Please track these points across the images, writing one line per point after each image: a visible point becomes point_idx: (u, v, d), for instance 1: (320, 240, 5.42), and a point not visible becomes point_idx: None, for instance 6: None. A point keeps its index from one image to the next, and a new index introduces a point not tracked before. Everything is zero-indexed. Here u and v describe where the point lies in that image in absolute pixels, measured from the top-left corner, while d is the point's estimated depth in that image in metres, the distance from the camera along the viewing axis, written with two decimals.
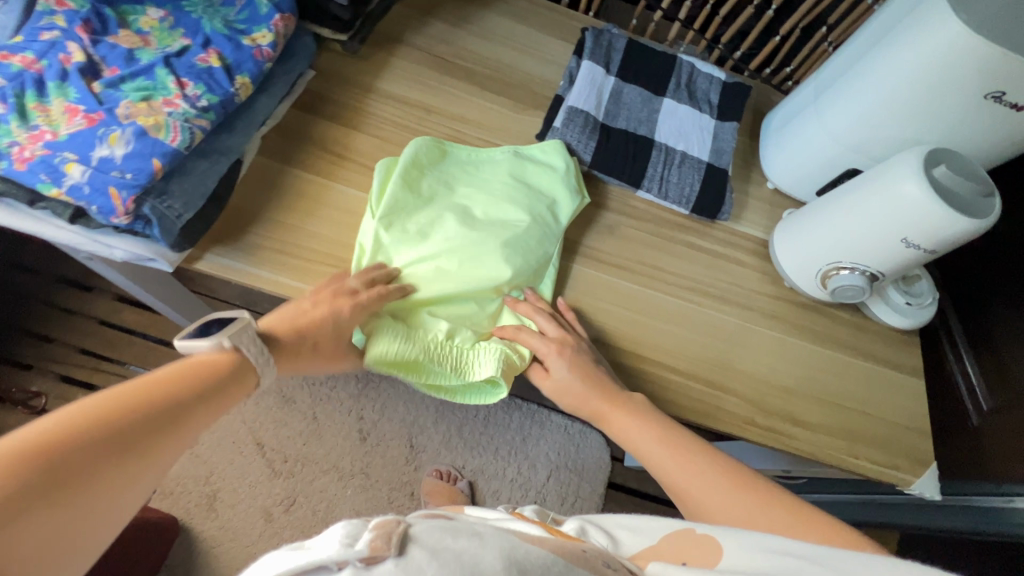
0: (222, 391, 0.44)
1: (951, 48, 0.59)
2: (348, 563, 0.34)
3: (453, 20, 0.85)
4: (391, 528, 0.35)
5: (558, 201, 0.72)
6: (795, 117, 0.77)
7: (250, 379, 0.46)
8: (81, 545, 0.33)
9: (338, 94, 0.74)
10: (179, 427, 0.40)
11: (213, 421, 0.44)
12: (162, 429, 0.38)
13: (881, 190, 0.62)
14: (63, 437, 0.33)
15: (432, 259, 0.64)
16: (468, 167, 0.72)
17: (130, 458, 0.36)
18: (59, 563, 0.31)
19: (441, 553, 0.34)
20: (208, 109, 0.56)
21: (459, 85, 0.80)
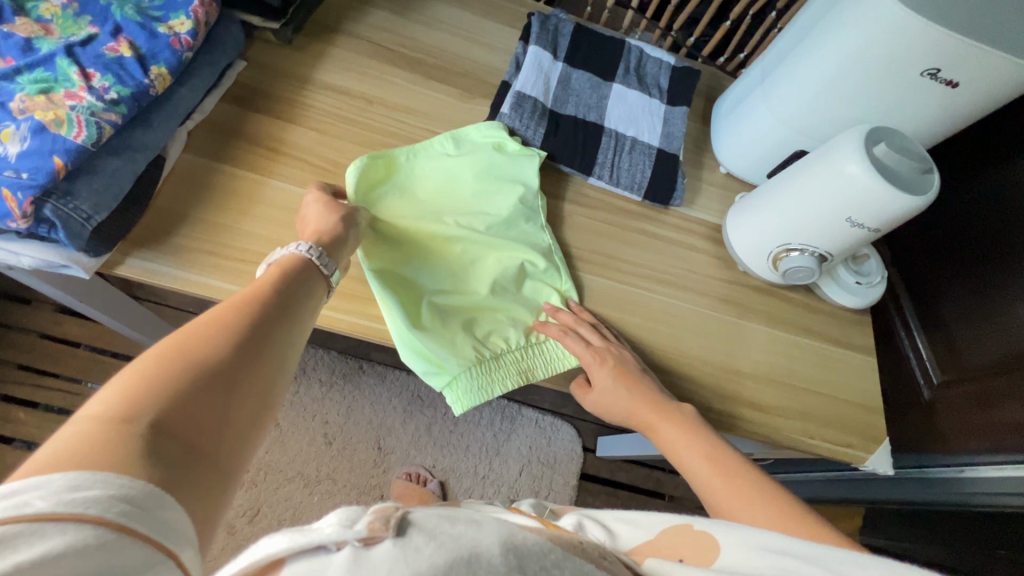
0: (302, 295, 0.48)
1: (885, 26, 0.59)
2: (347, 543, 0.33)
3: (395, 8, 0.82)
4: (391, 512, 0.35)
5: (519, 170, 0.71)
6: (743, 100, 0.77)
7: (317, 275, 0.51)
8: (243, 433, 0.36)
9: (272, 85, 0.71)
10: (279, 321, 0.43)
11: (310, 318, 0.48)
12: (267, 325, 0.42)
13: (827, 169, 0.62)
14: (187, 345, 0.37)
15: (448, 271, 0.65)
16: (437, 166, 0.69)
17: (252, 360, 0.39)
18: (229, 445, 0.35)
19: (439, 535, 0.33)
20: (118, 102, 0.52)
21: (403, 76, 0.77)
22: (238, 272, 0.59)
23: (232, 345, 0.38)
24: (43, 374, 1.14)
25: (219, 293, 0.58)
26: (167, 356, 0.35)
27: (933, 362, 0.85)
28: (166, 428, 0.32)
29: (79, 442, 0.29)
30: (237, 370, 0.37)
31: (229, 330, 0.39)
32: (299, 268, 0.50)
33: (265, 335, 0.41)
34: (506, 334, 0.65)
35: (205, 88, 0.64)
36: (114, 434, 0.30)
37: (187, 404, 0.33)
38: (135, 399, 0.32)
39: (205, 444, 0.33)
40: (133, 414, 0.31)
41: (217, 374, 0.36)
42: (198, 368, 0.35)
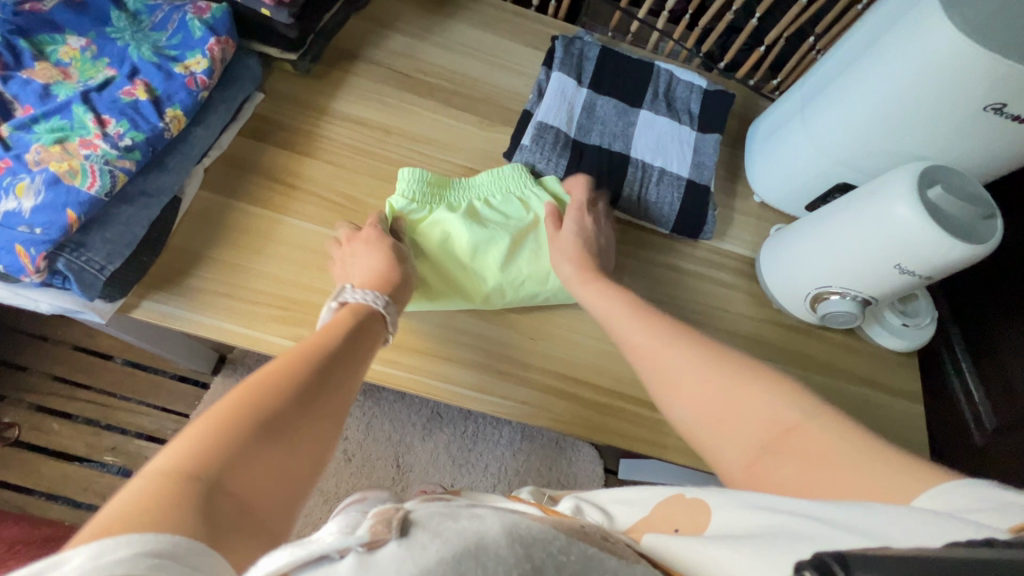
0: (367, 340, 0.49)
1: (941, 57, 0.54)
2: (350, 550, 0.30)
3: (414, 31, 0.80)
4: (392, 513, 0.33)
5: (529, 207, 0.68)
6: (781, 128, 0.72)
7: (383, 322, 0.53)
8: (303, 485, 0.36)
9: (289, 117, 0.69)
10: (347, 364, 0.45)
11: (371, 358, 0.49)
12: (337, 369, 0.43)
13: (873, 211, 0.57)
14: (260, 393, 0.37)
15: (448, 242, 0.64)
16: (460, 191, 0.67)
17: (316, 403, 0.40)
18: (285, 501, 0.34)
19: (443, 531, 0.31)
20: (133, 148, 0.51)
21: (422, 104, 0.75)
22: (251, 315, 0.58)
23: (302, 386, 0.40)
24: (76, 385, 1.17)
25: (233, 337, 0.57)
26: (230, 412, 0.35)
27: (984, 406, 0.78)
28: (224, 487, 0.31)
29: (145, 495, 0.28)
30: (299, 428, 0.37)
31: (293, 385, 0.39)
32: (364, 315, 0.51)
33: (326, 392, 0.41)
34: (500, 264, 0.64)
35: (222, 126, 0.63)
36: (177, 489, 0.29)
37: (254, 455, 0.33)
38: (199, 454, 0.32)
39: (253, 505, 0.32)
40: (198, 470, 0.31)
41: (284, 425, 0.36)
42: (269, 415, 0.36)
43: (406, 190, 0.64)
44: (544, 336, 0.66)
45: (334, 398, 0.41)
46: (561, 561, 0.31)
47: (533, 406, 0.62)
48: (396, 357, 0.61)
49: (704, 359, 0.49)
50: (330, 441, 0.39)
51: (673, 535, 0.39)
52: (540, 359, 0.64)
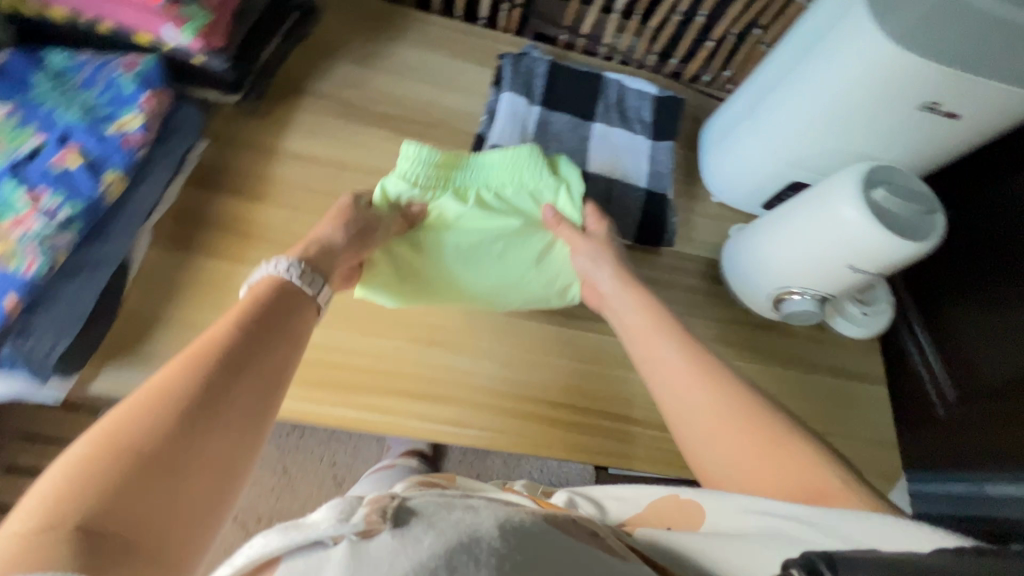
0: (285, 322, 0.44)
1: (874, 62, 0.55)
2: (344, 537, 0.32)
3: (359, 58, 0.78)
4: (386, 502, 0.34)
5: (540, 197, 0.65)
6: (731, 131, 0.73)
7: (304, 298, 0.47)
8: (201, 504, 0.33)
9: (237, 161, 0.68)
10: (255, 358, 0.40)
11: (296, 341, 0.44)
12: (241, 365, 0.39)
13: (823, 214, 0.59)
14: (137, 412, 0.34)
15: (448, 236, 0.63)
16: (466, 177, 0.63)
17: (211, 411, 0.36)
18: (178, 528, 0.32)
19: (437, 523, 0.33)
20: (70, 221, 0.50)
21: (373, 135, 0.74)
22: None
23: (192, 396, 0.36)
24: None
25: None
26: (101, 444, 0.32)
27: (945, 378, 0.81)
28: (90, 532, 0.28)
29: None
30: (198, 441, 0.34)
31: (181, 394, 0.35)
32: (280, 294, 0.46)
33: (227, 395, 0.37)
34: (499, 267, 0.63)
35: (166, 180, 0.61)
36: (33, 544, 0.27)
37: (126, 492, 0.30)
38: (59, 501, 0.29)
39: (138, 540, 0.30)
40: (58, 518, 0.28)
41: (166, 446, 0.33)
42: (146, 438, 0.32)
43: (410, 174, 0.61)
44: (517, 361, 0.66)
45: (241, 396, 0.38)
46: (558, 551, 0.34)
47: (512, 433, 0.63)
48: (371, 400, 0.61)
49: (698, 384, 0.51)
50: (233, 451, 0.36)
51: (666, 531, 0.43)
52: (516, 384, 0.65)
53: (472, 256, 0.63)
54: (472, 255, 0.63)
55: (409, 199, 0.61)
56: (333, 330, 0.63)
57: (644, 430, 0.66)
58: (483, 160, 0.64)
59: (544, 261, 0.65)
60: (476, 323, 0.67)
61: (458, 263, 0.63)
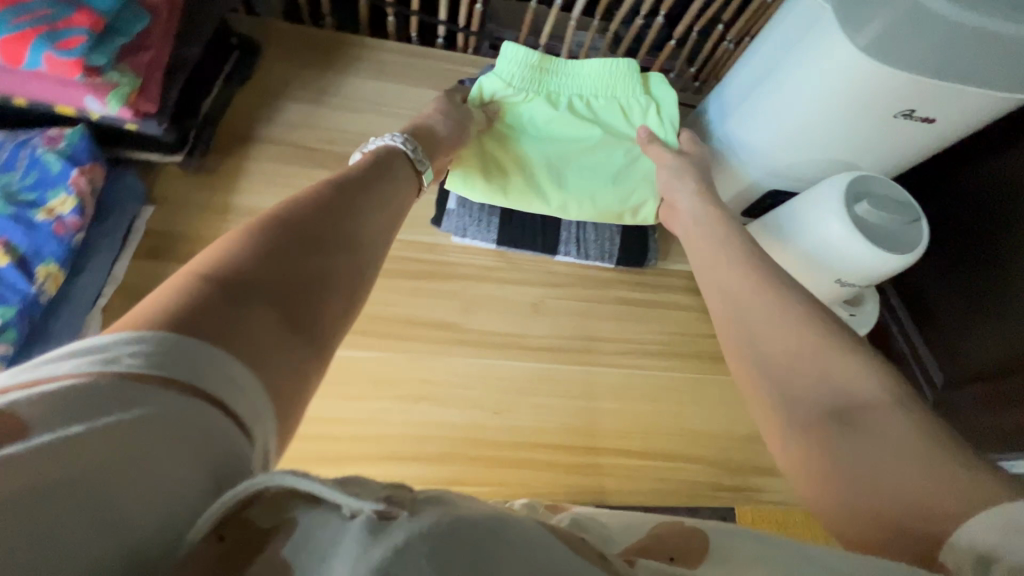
0: (389, 187, 0.50)
1: (846, 74, 0.53)
2: (361, 511, 0.23)
3: (310, 96, 0.74)
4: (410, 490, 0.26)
5: (625, 118, 0.70)
6: (704, 143, 0.71)
7: (405, 164, 0.55)
8: (334, 295, 0.38)
9: (188, 225, 0.62)
10: (363, 201, 0.46)
11: (398, 199, 0.51)
12: (353, 201, 0.45)
13: (809, 229, 0.57)
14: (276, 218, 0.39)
15: (535, 145, 0.69)
16: (558, 84, 0.69)
17: (334, 226, 0.42)
18: (319, 304, 0.37)
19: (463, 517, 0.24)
20: (4, 328, 0.46)
21: (334, 178, 0.70)
22: None
23: (318, 214, 0.41)
24: None
25: None
26: (251, 233, 0.37)
27: (932, 362, 0.80)
28: (257, 286, 0.34)
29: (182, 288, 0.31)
30: (328, 250, 0.40)
31: (310, 213, 0.41)
32: (384, 157, 0.53)
33: (347, 221, 0.43)
34: (581, 178, 0.68)
35: (109, 261, 0.56)
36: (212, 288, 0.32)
37: (278, 266, 0.36)
38: (227, 262, 0.34)
39: (290, 301, 0.35)
40: (229, 273, 0.33)
41: (302, 241, 0.39)
42: (287, 235, 0.38)
43: (507, 72, 0.68)
44: (508, 407, 0.63)
45: (357, 232, 0.43)
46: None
47: (510, 485, 0.60)
48: (359, 470, 0.58)
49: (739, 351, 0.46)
50: (355, 259, 0.41)
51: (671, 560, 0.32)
52: (509, 432, 0.62)
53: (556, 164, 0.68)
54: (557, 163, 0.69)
55: (502, 96, 0.68)
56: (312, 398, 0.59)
57: (644, 462, 0.64)
58: (582, 72, 0.69)
59: (624, 180, 0.69)
60: (462, 372, 0.64)
61: (543, 169, 0.68)
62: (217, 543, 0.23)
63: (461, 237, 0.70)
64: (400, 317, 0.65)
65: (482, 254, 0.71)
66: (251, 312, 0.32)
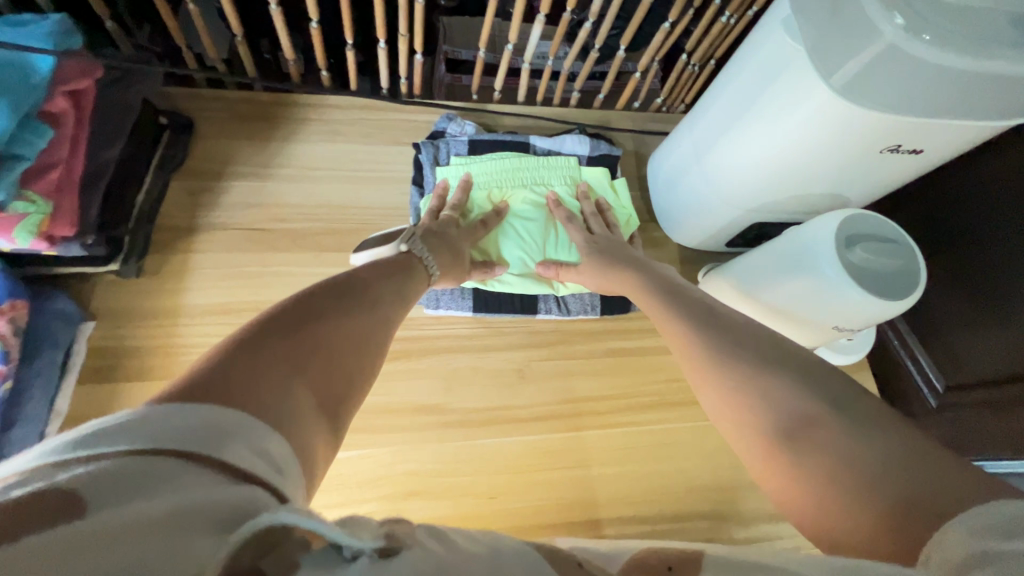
0: (403, 274, 0.52)
1: (824, 116, 0.49)
2: (359, 551, 0.22)
3: (254, 171, 0.68)
4: (398, 528, 0.25)
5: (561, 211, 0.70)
6: (683, 177, 0.67)
7: (423, 269, 0.55)
8: (362, 371, 0.40)
9: (133, 339, 0.57)
10: (377, 283, 0.48)
11: (412, 290, 0.52)
12: (370, 280, 0.47)
13: (802, 278, 0.54)
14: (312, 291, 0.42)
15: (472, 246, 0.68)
16: (499, 177, 0.70)
17: (361, 302, 0.44)
18: (350, 380, 0.38)
19: (454, 548, 0.24)
20: None
21: (290, 261, 0.65)
22: None
23: (346, 288, 0.44)
24: None
25: None
26: (289, 307, 0.39)
27: (932, 368, 0.76)
28: (300, 364, 0.35)
29: (231, 356, 0.32)
30: (359, 325, 0.42)
31: (339, 288, 0.44)
32: (399, 257, 0.54)
33: (368, 296, 0.45)
34: (518, 274, 0.67)
35: (46, 404, 0.51)
36: (262, 359, 0.33)
37: (320, 339, 0.38)
38: (272, 332, 0.36)
39: (327, 379, 0.36)
40: (272, 344, 0.35)
41: (340, 315, 0.41)
42: (323, 308, 0.40)
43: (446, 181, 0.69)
44: (503, 489, 0.60)
45: (378, 310, 0.45)
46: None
47: None
48: None
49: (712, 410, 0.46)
50: (381, 332, 0.44)
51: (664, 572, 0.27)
52: (507, 515, 0.59)
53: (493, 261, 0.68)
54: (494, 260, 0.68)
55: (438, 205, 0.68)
56: None
57: (654, 527, 0.61)
58: (516, 172, 0.70)
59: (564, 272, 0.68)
60: (451, 456, 0.60)
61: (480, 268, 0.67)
62: None
63: (434, 308, 0.66)
64: (379, 407, 0.61)
65: (458, 324, 0.66)
66: (290, 398, 0.32)
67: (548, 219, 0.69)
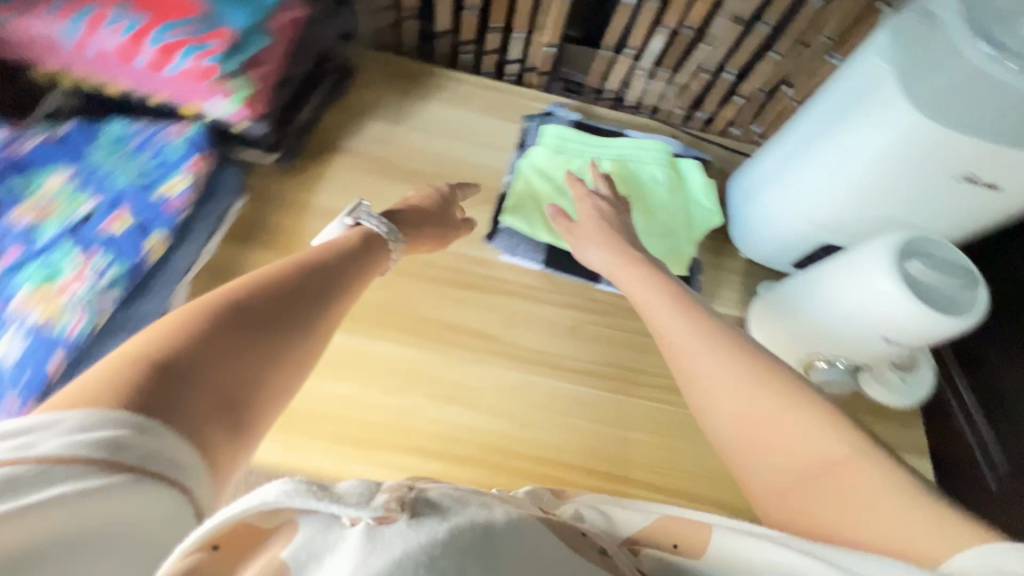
0: (363, 258, 0.53)
1: (903, 134, 0.54)
2: (361, 519, 0.27)
3: (391, 116, 0.81)
4: (404, 490, 0.29)
5: (650, 190, 0.76)
6: (758, 192, 0.72)
7: (384, 248, 0.57)
8: (281, 373, 0.39)
9: (269, 218, 0.69)
10: (330, 275, 0.47)
11: (369, 274, 0.53)
12: (325, 274, 0.47)
13: (857, 283, 0.57)
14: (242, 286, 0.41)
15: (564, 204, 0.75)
16: (599, 152, 0.78)
17: (301, 298, 0.43)
18: (263, 381, 0.37)
19: (456, 519, 0.29)
20: (115, 281, 0.54)
21: (402, 190, 0.76)
22: None
23: (285, 285, 0.43)
24: None
25: None
26: (214, 305, 0.38)
27: (996, 446, 0.71)
28: (204, 368, 0.34)
29: (142, 354, 0.32)
30: (292, 325, 0.41)
31: (280, 283, 0.43)
32: (367, 241, 0.55)
33: (316, 293, 0.45)
34: None
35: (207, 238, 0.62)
36: (162, 360, 0.32)
37: (238, 341, 0.37)
38: (188, 330, 0.35)
39: (238, 382, 0.35)
40: (183, 348, 0.34)
41: (271, 316, 0.40)
42: (253, 308, 0.39)
43: (550, 147, 0.77)
44: (535, 422, 0.65)
45: (325, 306, 0.45)
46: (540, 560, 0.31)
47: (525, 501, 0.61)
48: (392, 457, 0.61)
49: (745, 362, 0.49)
50: (317, 337, 0.43)
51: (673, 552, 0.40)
52: (534, 445, 0.64)
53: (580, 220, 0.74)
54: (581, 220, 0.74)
55: (538, 164, 0.76)
56: (353, 387, 0.64)
57: (665, 498, 0.64)
58: (615, 151, 0.78)
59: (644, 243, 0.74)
60: (497, 382, 0.67)
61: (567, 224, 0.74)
62: (212, 551, 0.25)
63: (511, 255, 0.74)
64: (446, 324, 0.69)
65: (528, 274, 0.74)
66: (184, 403, 0.31)
67: (637, 194, 0.76)
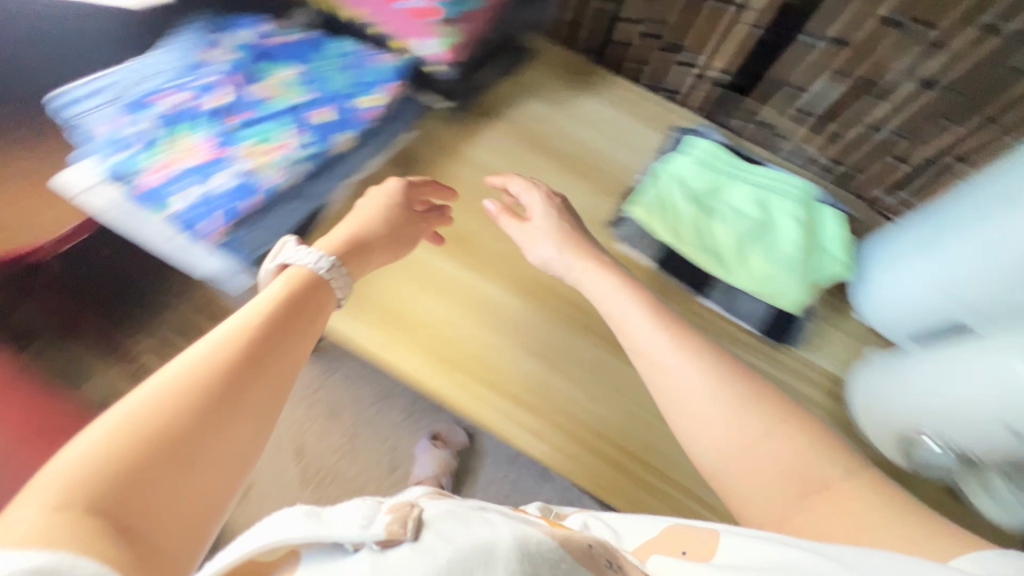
0: (301, 309, 0.48)
1: None
2: (364, 543, 0.36)
3: (553, 99, 0.88)
4: (406, 512, 0.38)
5: (783, 223, 0.76)
6: (894, 254, 0.68)
7: (325, 292, 0.52)
8: (213, 470, 0.35)
9: (427, 155, 0.78)
10: (268, 342, 0.43)
11: (313, 332, 0.48)
12: (266, 344, 0.42)
13: (989, 359, 0.52)
14: (160, 390, 0.35)
15: (693, 212, 0.76)
16: (739, 174, 0.79)
17: (239, 381, 0.39)
18: (200, 488, 0.34)
19: (454, 536, 0.37)
20: (311, 156, 0.67)
21: (545, 163, 0.83)
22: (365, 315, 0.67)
23: (216, 371, 0.38)
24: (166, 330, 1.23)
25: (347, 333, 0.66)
26: (127, 424, 0.33)
27: None
28: (134, 502, 0.31)
29: (56, 506, 0.29)
30: (225, 419, 0.37)
31: (211, 368, 0.38)
32: (304, 293, 0.49)
33: (257, 372, 0.40)
34: (723, 252, 0.74)
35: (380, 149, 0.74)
36: (86, 514, 0.29)
37: (165, 453, 0.33)
38: (103, 471, 0.31)
39: (161, 505, 0.32)
40: (104, 495, 0.30)
41: (201, 412, 0.36)
42: (181, 407, 0.35)
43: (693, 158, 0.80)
44: (607, 402, 0.67)
45: (261, 388, 0.40)
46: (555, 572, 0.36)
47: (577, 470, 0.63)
48: (471, 386, 0.66)
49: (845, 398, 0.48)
50: (257, 421, 0.39)
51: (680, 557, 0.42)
52: (600, 422, 0.66)
53: (706, 232, 0.75)
54: (707, 232, 0.75)
55: (676, 170, 0.79)
56: (454, 314, 0.69)
57: (706, 514, 0.63)
58: (756, 177, 0.79)
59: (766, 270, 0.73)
60: (582, 355, 0.70)
61: (693, 231, 0.75)
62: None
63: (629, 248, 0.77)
64: (550, 288, 0.73)
65: (638, 270, 0.77)
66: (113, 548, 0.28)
67: (768, 222, 0.76)
